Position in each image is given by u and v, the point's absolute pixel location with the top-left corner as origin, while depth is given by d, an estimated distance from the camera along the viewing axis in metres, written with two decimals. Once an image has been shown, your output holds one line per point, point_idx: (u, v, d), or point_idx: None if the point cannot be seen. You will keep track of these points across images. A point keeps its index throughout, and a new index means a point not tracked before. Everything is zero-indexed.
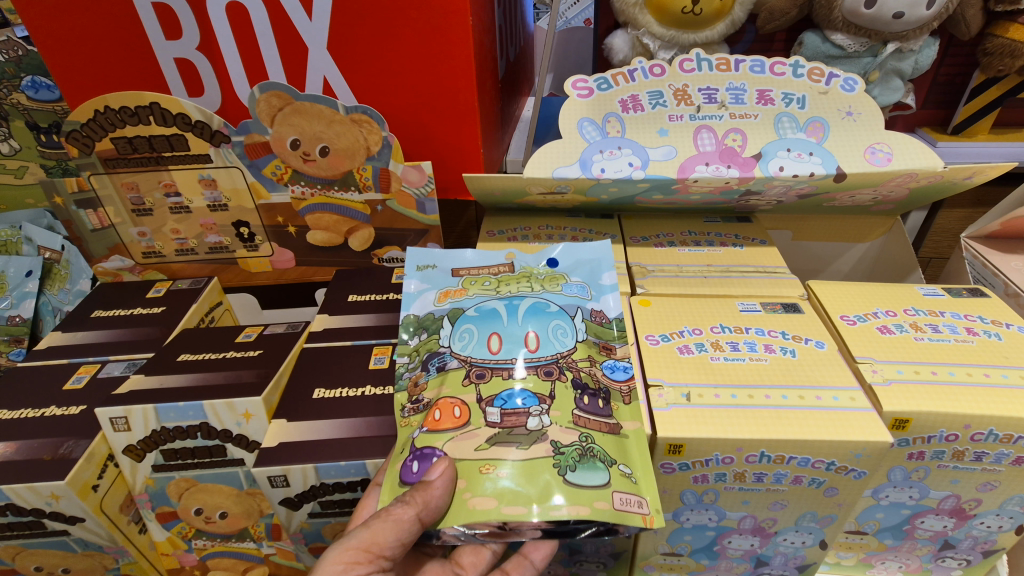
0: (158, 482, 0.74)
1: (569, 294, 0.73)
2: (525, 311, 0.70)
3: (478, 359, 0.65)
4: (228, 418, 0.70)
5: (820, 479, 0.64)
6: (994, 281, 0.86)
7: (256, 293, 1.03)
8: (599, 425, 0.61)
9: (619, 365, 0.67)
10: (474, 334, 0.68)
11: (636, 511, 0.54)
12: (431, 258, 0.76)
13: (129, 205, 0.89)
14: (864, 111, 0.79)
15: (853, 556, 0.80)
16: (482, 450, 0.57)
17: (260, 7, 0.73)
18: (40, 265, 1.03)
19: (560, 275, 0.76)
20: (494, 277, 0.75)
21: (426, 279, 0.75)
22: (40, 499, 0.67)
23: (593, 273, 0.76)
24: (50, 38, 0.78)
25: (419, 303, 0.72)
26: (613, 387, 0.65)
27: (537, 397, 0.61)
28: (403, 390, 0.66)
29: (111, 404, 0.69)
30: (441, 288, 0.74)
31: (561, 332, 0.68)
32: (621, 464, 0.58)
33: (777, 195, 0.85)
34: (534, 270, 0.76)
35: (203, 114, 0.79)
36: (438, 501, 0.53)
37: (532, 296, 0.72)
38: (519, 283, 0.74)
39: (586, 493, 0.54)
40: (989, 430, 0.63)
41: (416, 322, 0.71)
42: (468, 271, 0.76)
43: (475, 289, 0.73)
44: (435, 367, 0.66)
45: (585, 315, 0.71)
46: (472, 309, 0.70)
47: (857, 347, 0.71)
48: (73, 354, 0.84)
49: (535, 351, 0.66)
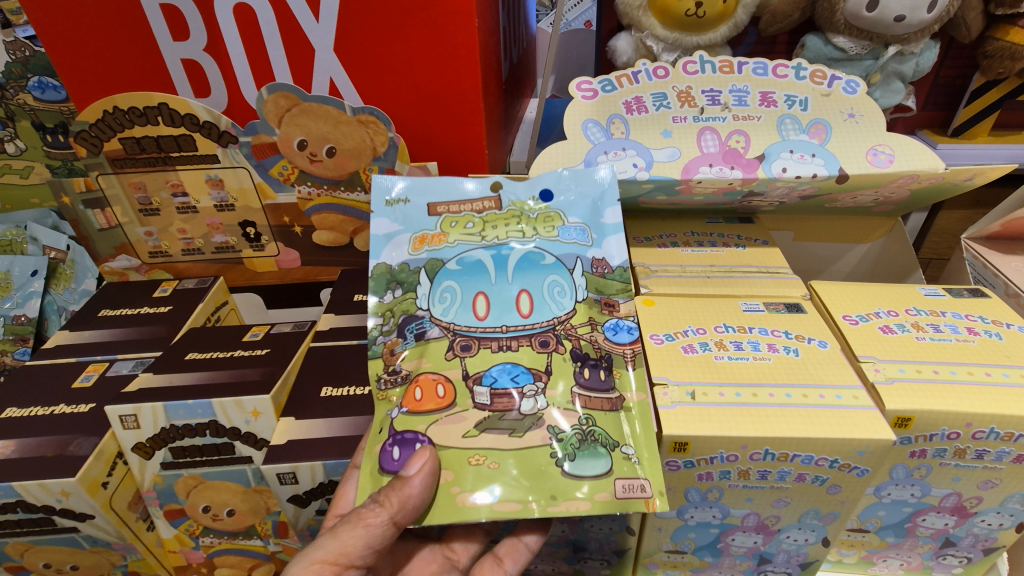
0: (166, 479, 0.75)
1: (568, 240, 0.69)
2: (516, 268, 0.68)
3: (463, 327, 0.65)
4: (236, 416, 0.71)
5: (823, 476, 0.65)
6: (994, 281, 0.87)
7: (261, 292, 1.04)
8: (601, 403, 0.62)
9: (622, 326, 0.67)
10: (458, 298, 0.66)
11: (639, 495, 0.55)
12: (402, 191, 0.69)
13: (135, 205, 0.90)
14: (866, 114, 0.80)
15: (855, 554, 0.80)
16: (470, 437, 0.59)
17: (267, 8, 0.73)
18: (45, 265, 1.03)
19: (555, 211, 0.70)
20: (480, 217, 0.69)
21: (398, 217, 0.69)
22: (50, 496, 0.67)
23: (593, 210, 0.70)
24: (58, 39, 0.77)
25: (392, 252, 0.67)
26: (615, 351, 0.65)
27: (532, 374, 0.63)
28: (378, 356, 0.65)
29: (120, 402, 0.70)
30: (417, 231, 0.68)
31: (554, 290, 0.67)
32: (624, 445, 0.59)
33: (779, 196, 0.85)
34: (524, 206, 0.70)
35: (212, 114, 0.80)
36: (418, 501, 0.54)
37: (523, 245, 0.69)
38: (510, 225, 0.69)
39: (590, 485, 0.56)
40: (991, 428, 0.63)
41: (388, 276, 0.67)
42: (448, 210, 0.69)
43: (455, 233, 0.69)
44: (414, 333, 0.65)
45: (585, 268, 0.68)
46: (455, 262, 0.67)
47: (860, 346, 0.71)
48: (81, 352, 0.85)
49: (528, 317, 0.66)
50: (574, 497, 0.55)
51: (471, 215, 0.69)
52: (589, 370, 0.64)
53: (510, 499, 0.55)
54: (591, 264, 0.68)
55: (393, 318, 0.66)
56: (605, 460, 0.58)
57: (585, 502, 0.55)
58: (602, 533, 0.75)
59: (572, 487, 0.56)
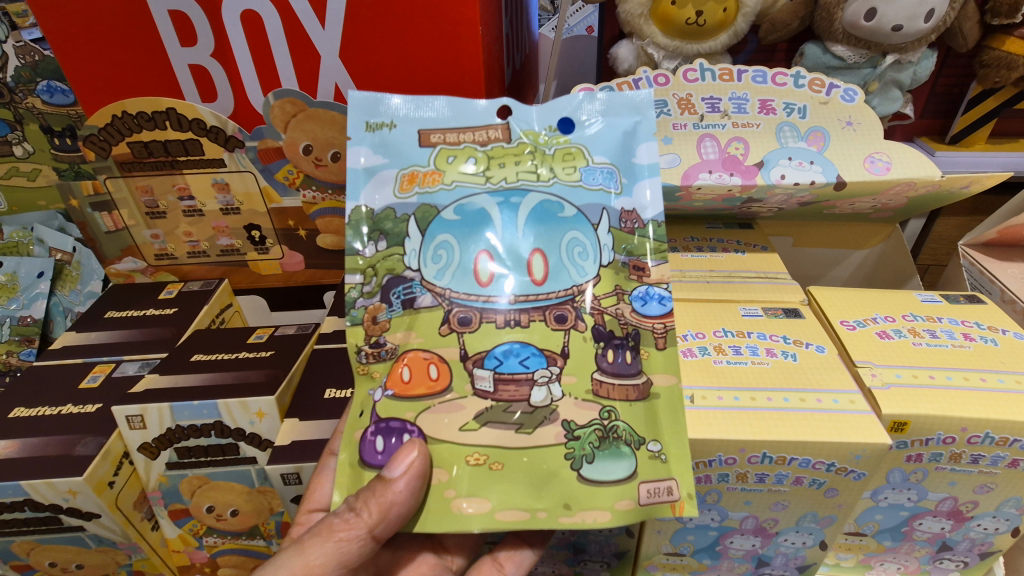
0: (171, 479, 0.76)
1: (594, 185, 0.63)
2: (528, 221, 0.62)
3: (461, 296, 0.61)
4: (241, 417, 0.72)
5: (820, 480, 0.66)
6: (990, 288, 0.88)
7: (265, 295, 1.05)
8: (625, 392, 0.60)
9: (652, 295, 0.62)
10: (457, 256, 0.62)
11: (665, 500, 0.56)
12: (387, 115, 0.62)
13: (142, 207, 0.91)
14: (863, 122, 0.81)
15: (853, 557, 0.81)
16: (468, 429, 0.58)
17: (274, 15, 0.74)
18: (51, 266, 1.04)
19: (576, 147, 0.63)
20: (486, 151, 0.63)
21: (380, 146, 0.62)
22: (57, 495, 0.68)
23: (624, 147, 0.63)
24: (69, 46, 0.76)
25: (377, 194, 0.62)
26: (644, 326, 0.62)
27: (545, 357, 0.60)
28: (359, 325, 0.61)
29: (127, 403, 0.71)
30: (405, 168, 0.62)
31: (572, 249, 0.62)
32: (651, 443, 0.58)
33: (778, 203, 0.86)
34: (540, 138, 0.63)
35: (219, 119, 0.82)
36: (401, 510, 0.53)
37: (539, 193, 0.62)
38: (521, 163, 0.63)
39: (615, 492, 0.56)
40: (986, 433, 0.64)
41: (370, 224, 0.61)
42: (444, 140, 0.62)
43: (453, 170, 0.62)
44: (400, 299, 0.61)
45: (612, 223, 0.63)
46: (453, 211, 0.62)
47: (857, 351, 0.72)
48: (87, 353, 0.86)
49: (541, 284, 0.62)
50: (591, 507, 0.56)
51: (474, 149, 0.63)
52: (614, 352, 0.61)
53: (508, 507, 0.56)
54: (620, 215, 0.63)
55: (376, 278, 0.61)
56: (630, 461, 0.57)
57: (607, 513, 0.55)
58: (602, 535, 0.76)
59: (596, 495, 0.56)
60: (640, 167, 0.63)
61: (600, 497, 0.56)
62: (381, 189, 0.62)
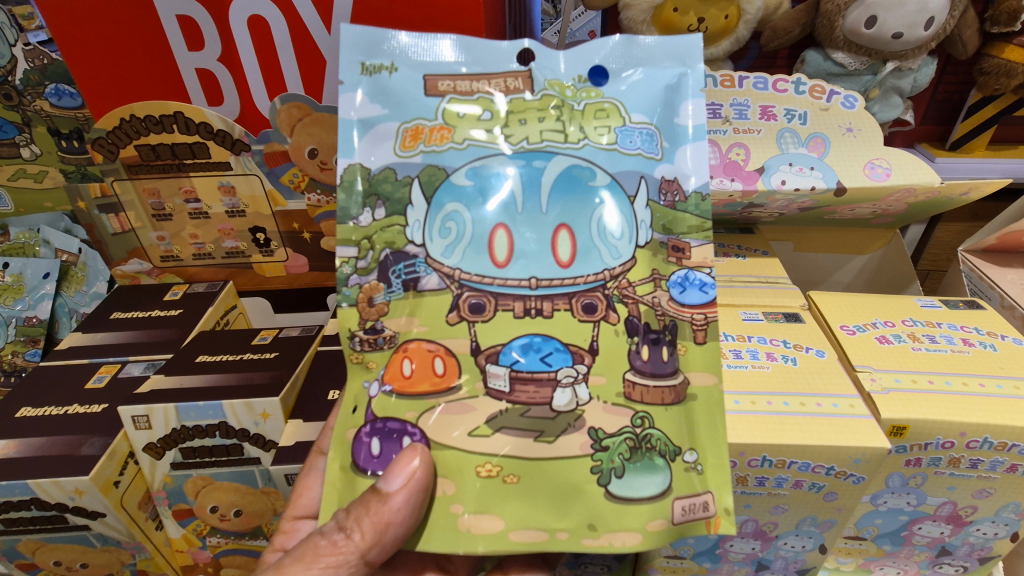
0: (176, 479, 0.77)
1: (631, 149, 0.57)
2: (552, 191, 0.57)
3: (472, 276, 0.56)
4: (246, 418, 0.73)
5: (820, 484, 0.66)
6: (990, 294, 0.88)
7: (269, 296, 1.05)
8: (661, 394, 0.56)
9: (693, 281, 0.57)
10: (469, 230, 0.57)
11: (701, 516, 0.54)
12: (387, 57, 0.57)
13: (149, 210, 0.92)
14: (863, 127, 0.82)
15: (852, 561, 0.81)
16: (479, 433, 0.55)
17: (280, 20, 0.75)
18: (57, 267, 1.04)
19: (610, 102, 0.58)
20: (507, 104, 0.57)
21: (381, 96, 0.57)
22: (64, 494, 0.69)
23: (668, 107, 0.58)
24: (77, 49, 0.77)
25: (379, 153, 0.56)
26: (683, 317, 0.57)
27: (571, 355, 0.56)
28: (352, 307, 0.56)
29: (133, 403, 0.71)
30: (410, 124, 0.57)
31: (602, 226, 0.57)
32: (687, 453, 0.55)
33: (779, 208, 0.87)
34: (568, 89, 0.58)
35: (225, 123, 0.82)
36: (398, 527, 0.52)
37: (566, 158, 0.57)
38: (545, 121, 0.57)
39: (649, 509, 0.53)
40: (984, 438, 0.65)
41: (367, 187, 0.56)
42: (453, 90, 0.57)
43: (465, 126, 0.57)
44: (400, 279, 0.56)
45: (650, 196, 0.57)
46: (466, 175, 0.57)
47: (858, 356, 0.73)
48: (93, 354, 0.87)
49: (567, 266, 0.56)
50: (621, 528, 0.53)
51: (491, 102, 0.57)
52: (648, 348, 0.57)
53: (528, 527, 0.53)
54: (659, 187, 0.57)
55: (373, 253, 0.57)
56: (664, 474, 0.54)
57: (637, 534, 0.53)
58: None
59: (627, 513, 0.53)
60: (682, 129, 0.57)
61: (632, 516, 0.53)
62: (382, 144, 0.57)
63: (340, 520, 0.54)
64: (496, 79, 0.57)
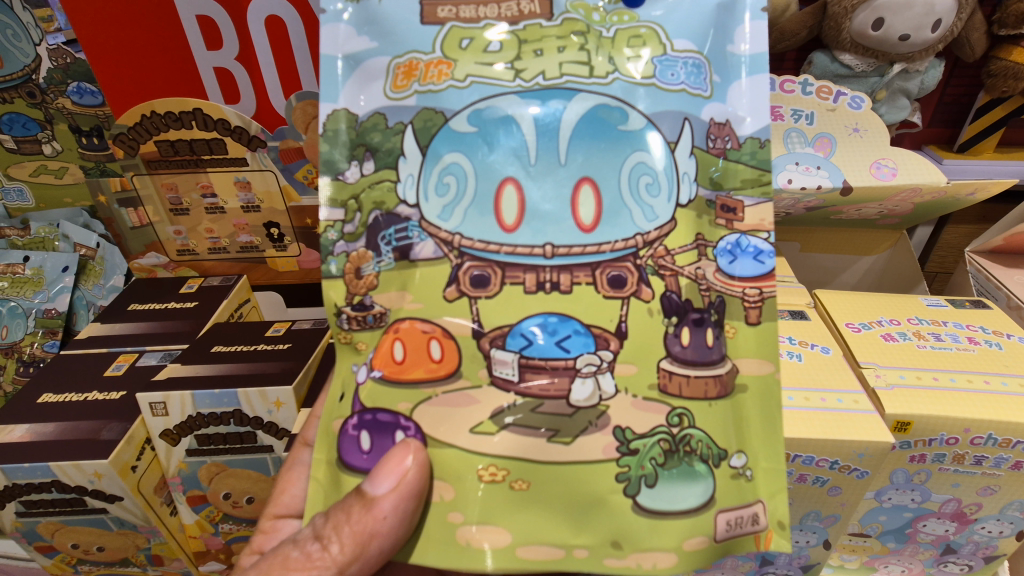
0: (191, 466, 0.79)
1: (674, 82, 0.57)
2: (572, 141, 0.56)
3: (475, 246, 0.57)
4: (260, 406, 0.75)
5: (824, 478, 0.67)
6: (996, 294, 0.88)
7: (281, 291, 1.07)
8: (708, 383, 0.55)
9: (747, 251, 0.56)
10: (475, 185, 0.57)
11: (749, 528, 0.54)
12: None
13: (167, 204, 0.94)
14: (870, 129, 0.83)
15: (857, 559, 0.81)
16: (484, 430, 0.55)
17: (297, 21, 0.77)
18: (75, 261, 1.06)
19: (646, 28, 0.58)
20: (525, 34, 0.58)
21: (377, 33, 0.58)
22: (84, 477, 0.71)
23: (719, 38, 0.57)
24: (100, 47, 0.79)
25: (367, 92, 0.58)
26: (730, 294, 0.56)
27: (592, 340, 0.56)
28: (340, 277, 0.57)
29: (151, 390, 0.73)
30: (404, 60, 0.58)
31: (630, 184, 0.56)
32: (734, 457, 0.55)
33: (785, 209, 0.88)
34: (595, 17, 0.58)
35: (242, 120, 0.84)
36: (388, 535, 0.53)
37: (592, 96, 0.57)
38: (566, 51, 0.58)
39: (691, 522, 0.54)
40: (988, 435, 0.65)
41: (354, 137, 0.58)
42: (455, 16, 0.58)
43: (467, 59, 0.58)
44: (390, 247, 0.58)
45: (696, 142, 0.57)
46: (472, 122, 0.57)
47: (862, 353, 0.73)
48: (111, 344, 0.89)
49: (589, 230, 0.56)
50: (654, 549, 0.53)
51: (505, 26, 0.58)
52: (689, 332, 0.56)
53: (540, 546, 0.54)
54: (708, 132, 0.57)
55: (360, 216, 0.58)
56: (707, 483, 0.54)
57: (672, 555, 0.53)
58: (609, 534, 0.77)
59: (666, 526, 0.54)
60: (735, 60, 0.57)
61: (670, 530, 0.53)
62: (371, 84, 0.58)
63: (316, 529, 0.55)
64: (509, 4, 0.58)
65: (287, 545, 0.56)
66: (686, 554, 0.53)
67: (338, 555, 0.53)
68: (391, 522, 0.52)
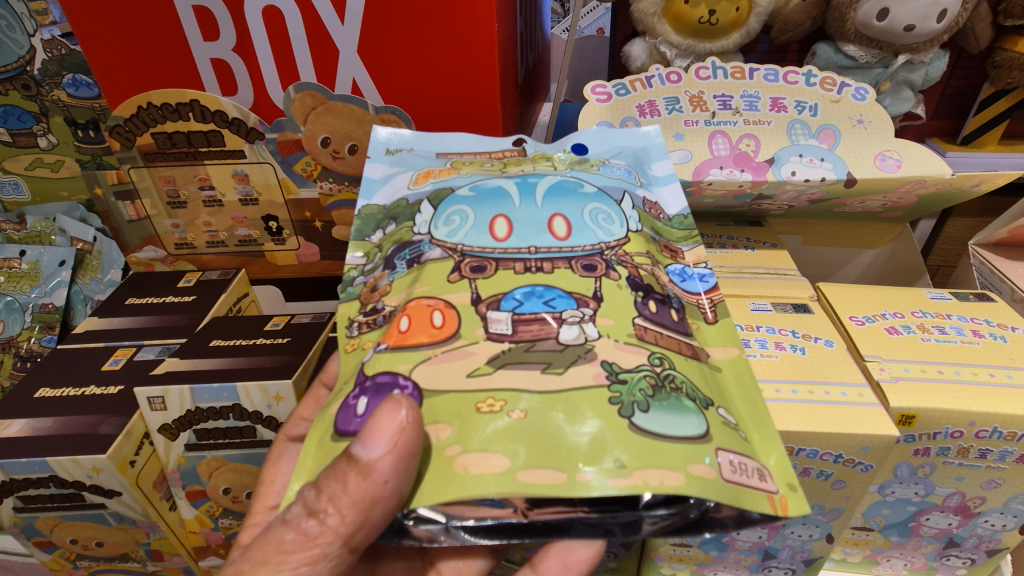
0: (190, 461, 0.79)
1: (615, 176, 0.71)
2: (546, 192, 0.65)
3: (475, 249, 0.61)
4: (260, 400, 0.74)
5: (828, 471, 0.66)
6: (1001, 287, 0.88)
7: (280, 285, 1.07)
8: (682, 347, 0.58)
9: (694, 274, 0.69)
10: (474, 213, 0.63)
11: (747, 481, 0.49)
12: (404, 142, 0.75)
13: (164, 198, 0.93)
14: (874, 120, 0.82)
15: (859, 553, 0.81)
16: (480, 372, 0.51)
17: (295, 12, 0.75)
18: (72, 256, 1.05)
19: (592, 161, 0.74)
20: (501, 161, 0.73)
21: (396, 162, 0.73)
22: (82, 472, 0.70)
23: (637, 161, 0.76)
24: (95, 38, 0.78)
25: (389, 189, 0.71)
26: (688, 300, 0.66)
27: (574, 300, 0.56)
28: (355, 297, 0.65)
29: (149, 384, 0.73)
30: (418, 169, 0.72)
31: (592, 214, 0.64)
32: (718, 407, 0.54)
33: (788, 200, 0.87)
34: (556, 156, 0.74)
35: (240, 111, 0.83)
36: (394, 497, 0.47)
37: (556, 175, 0.68)
38: (536, 164, 0.72)
39: (693, 448, 0.48)
40: (993, 428, 0.65)
41: (381, 215, 0.69)
42: (456, 155, 0.74)
43: (467, 168, 0.71)
44: (404, 261, 0.64)
45: (637, 204, 0.70)
46: (465, 188, 0.67)
47: (865, 345, 0.73)
48: (107, 339, 0.88)
49: (565, 239, 0.61)
50: (658, 466, 0.45)
51: (491, 160, 0.73)
52: (656, 304, 0.60)
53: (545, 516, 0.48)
54: (645, 204, 0.71)
55: (379, 256, 0.68)
56: (700, 418, 0.51)
57: (679, 474, 0.45)
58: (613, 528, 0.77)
59: (666, 448, 0.47)
60: (654, 177, 0.76)
61: (670, 453, 0.47)
62: (397, 188, 0.71)
63: (308, 505, 0.50)
64: (494, 153, 0.74)
65: (276, 529, 0.51)
66: (694, 477, 0.45)
67: (338, 526, 0.48)
68: (393, 484, 0.47)
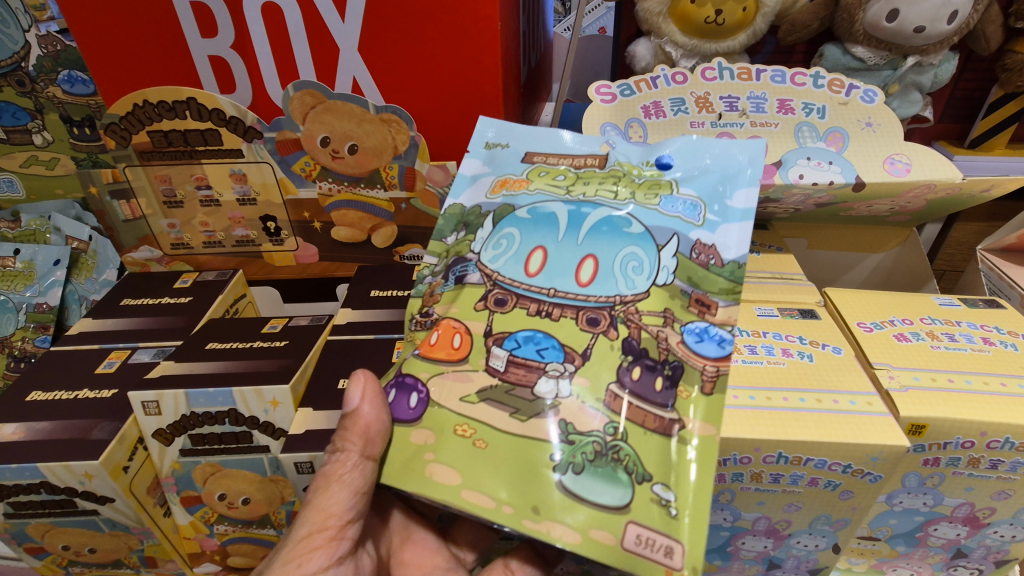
0: (185, 466, 0.77)
1: (670, 211, 0.61)
2: (592, 230, 0.60)
3: (505, 280, 0.60)
4: (256, 405, 0.73)
5: (836, 482, 0.65)
6: (1009, 293, 0.86)
7: (278, 286, 1.06)
8: (653, 421, 0.52)
9: (714, 334, 0.55)
10: (520, 242, 0.61)
11: (654, 559, 0.47)
12: (505, 138, 0.70)
13: (160, 197, 0.92)
14: (884, 122, 0.80)
15: (865, 562, 0.80)
16: (467, 401, 0.54)
17: (295, 9, 0.73)
18: (67, 255, 1.03)
19: (666, 181, 0.64)
20: (577, 174, 0.65)
21: (489, 161, 0.69)
22: (73, 477, 0.69)
23: (721, 184, 0.62)
24: (88, 35, 0.76)
25: (471, 193, 0.67)
26: (693, 364, 0.55)
27: (564, 352, 0.55)
28: (420, 296, 0.66)
29: (143, 388, 0.71)
30: (500, 175, 0.67)
31: (625, 265, 0.58)
32: (659, 485, 0.50)
33: (795, 204, 0.85)
34: (638, 170, 0.65)
35: (238, 110, 0.81)
36: (377, 428, 0.54)
37: (611, 208, 0.61)
38: (603, 184, 0.64)
39: (603, 517, 0.49)
40: (1005, 438, 0.63)
41: (459, 216, 0.67)
42: (545, 161, 0.67)
43: (541, 181, 0.65)
44: (453, 276, 0.63)
45: (680, 249, 0.58)
46: (524, 211, 0.63)
47: (874, 353, 0.72)
48: (101, 341, 0.87)
49: (585, 287, 0.57)
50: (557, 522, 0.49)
51: (572, 169, 0.66)
52: (641, 371, 0.55)
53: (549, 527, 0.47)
54: (693, 245, 0.59)
55: (445, 261, 0.66)
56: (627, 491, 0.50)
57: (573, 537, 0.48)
58: None
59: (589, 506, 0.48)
60: (733, 211, 0.60)
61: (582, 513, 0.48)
62: (480, 191, 0.67)
63: None
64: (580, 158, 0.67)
65: None
66: (587, 543, 0.48)
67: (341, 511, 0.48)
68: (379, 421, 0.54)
